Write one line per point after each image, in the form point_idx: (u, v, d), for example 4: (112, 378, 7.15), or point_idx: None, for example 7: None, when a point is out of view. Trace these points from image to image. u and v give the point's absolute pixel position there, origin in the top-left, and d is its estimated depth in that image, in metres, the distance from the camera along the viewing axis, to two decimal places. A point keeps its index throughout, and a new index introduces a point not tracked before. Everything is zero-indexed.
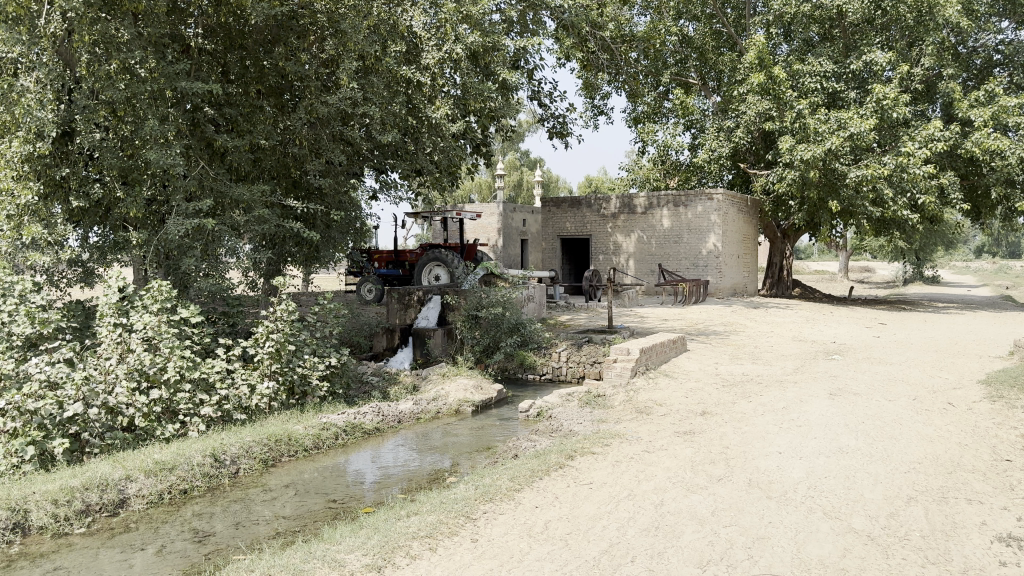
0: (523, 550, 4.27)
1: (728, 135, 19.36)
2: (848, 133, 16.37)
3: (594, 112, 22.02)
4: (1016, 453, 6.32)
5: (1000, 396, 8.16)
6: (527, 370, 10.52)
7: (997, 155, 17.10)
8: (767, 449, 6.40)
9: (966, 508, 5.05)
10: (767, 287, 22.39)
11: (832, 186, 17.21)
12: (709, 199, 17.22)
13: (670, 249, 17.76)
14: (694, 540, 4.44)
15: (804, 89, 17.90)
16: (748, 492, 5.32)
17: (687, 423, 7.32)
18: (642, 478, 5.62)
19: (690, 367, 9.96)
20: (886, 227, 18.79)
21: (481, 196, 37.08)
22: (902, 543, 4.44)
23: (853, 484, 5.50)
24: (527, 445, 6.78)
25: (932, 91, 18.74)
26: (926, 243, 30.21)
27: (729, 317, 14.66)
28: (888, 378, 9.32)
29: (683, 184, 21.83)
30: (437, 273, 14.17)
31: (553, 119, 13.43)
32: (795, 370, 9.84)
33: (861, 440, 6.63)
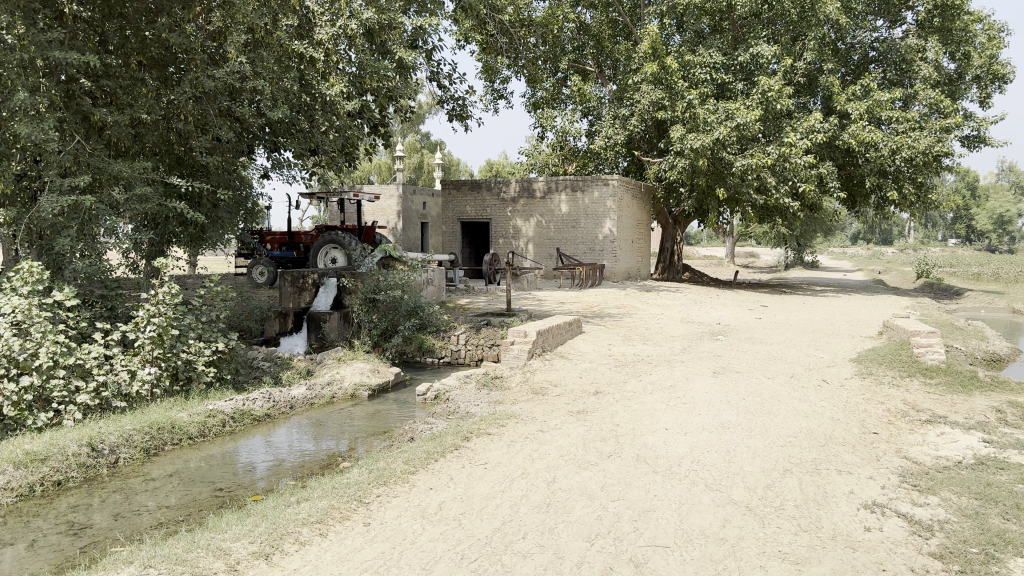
0: (415, 532, 4.27)
1: (624, 122, 19.71)
2: (735, 123, 16.99)
3: (494, 96, 22.01)
4: (881, 426, 6.78)
5: (869, 373, 8.73)
6: (425, 353, 10.48)
7: (870, 147, 18.16)
8: (654, 425, 6.62)
9: (836, 478, 5.38)
10: (660, 271, 22.98)
11: (719, 174, 17.85)
12: (605, 184, 17.60)
13: (568, 234, 18.02)
14: (583, 514, 4.55)
15: (695, 79, 18.48)
16: (636, 467, 5.49)
17: (580, 402, 7.49)
18: (536, 456, 5.71)
19: (585, 348, 10.15)
20: (769, 214, 19.64)
21: (379, 177, 36.57)
22: (776, 513, 4.68)
23: (734, 458, 5.76)
24: (424, 427, 6.77)
25: (813, 84, 19.66)
26: (806, 230, 31.78)
27: (623, 300, 15.04)
28: (768, 357, 9.81)
29: (581, 170, 22.13)
30: (333, 256, 13.80)
31: (452, 101, 13.37)
32: (683, 350, 10.20)
33: (742, 416, 6.95)
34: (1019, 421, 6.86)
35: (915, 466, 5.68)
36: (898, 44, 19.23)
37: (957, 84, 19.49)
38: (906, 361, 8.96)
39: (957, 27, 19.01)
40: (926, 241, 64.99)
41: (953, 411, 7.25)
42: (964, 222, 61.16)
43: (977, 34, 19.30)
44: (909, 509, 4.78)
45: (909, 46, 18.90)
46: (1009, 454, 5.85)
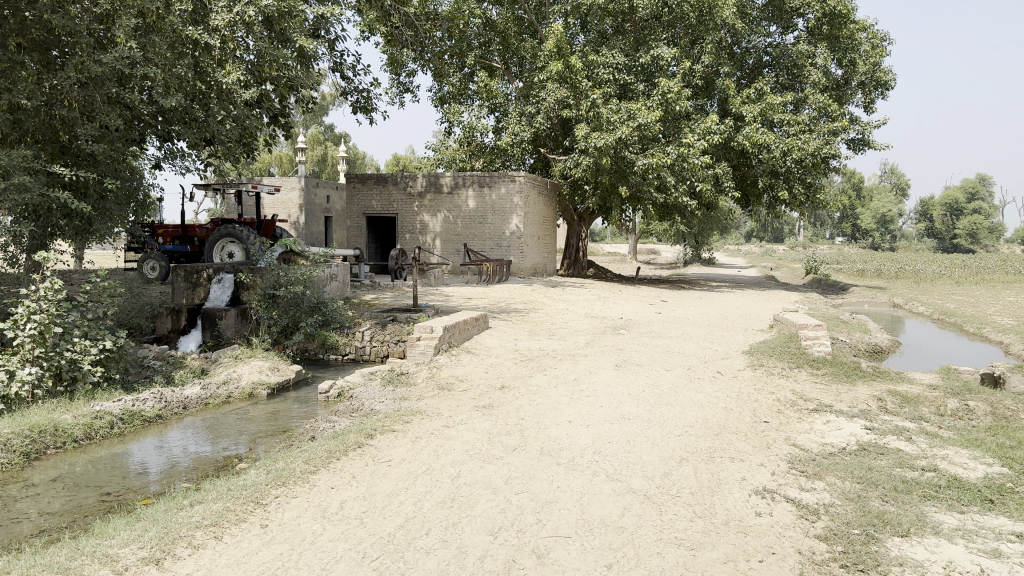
0: (316, 532, 4.20)
1: (530, 120, 19.80)
2: (636, 123, 17.36)
3: (400, 89, 21.78)
4: (772, 415, 7.09)
5: (761, 365, 9.12)
6: (328, 350, 10.29)
7: (763, 149, 18.93)
8: (558, 418, 6.72)
9: (729, 466, 5.59)
10: (565, 267, 23.23)
11: (622, 172, 18.24)
12: (512, 181, 17.74)
13: (475, 230, 18.05)
14: (487, 508, 4.58)
15: (598, 79, 18.80)
16: (539, 460, 5.55)
17: (486, 397, 7.51)
18: (441, 452, 5.70)
19: (491, 343, 10.17)
20: (669, 212, 20.19)
21: (280, 169, 35.67)
22: (673, 500, 4.84)
23: (633, 448, 5.90)
24: (325, 425, 6.65)
25: (710, 87, 20.30)
26: (704, 228, 32.83)
27: (529, 295, 15.17)
28: (667, 350, 10.10)
29: (487, 166, 22.14)
30: (231, 250, 13.35)
31: (356, 92, 13.16)
32: (586, 345, 10.37)
33: (642, 407, 7.14)
34: (897, 408, 7.30)
35: (803, 453, 5.97)
36: (789, 50, 20.06)
37: (843, 89, 20.59)
38: (795, 353, 9.39)
39: (844, 35, 20.03)
40: (815, 239, 68.26)
41: (838, 400, 7.65)
42: (850, 221, 64.56)
43: (862, 43, 20.36)
44: (796, 494, 5.01)
45: (800, 52, 19.75)
46: (887, 440, 6.22)
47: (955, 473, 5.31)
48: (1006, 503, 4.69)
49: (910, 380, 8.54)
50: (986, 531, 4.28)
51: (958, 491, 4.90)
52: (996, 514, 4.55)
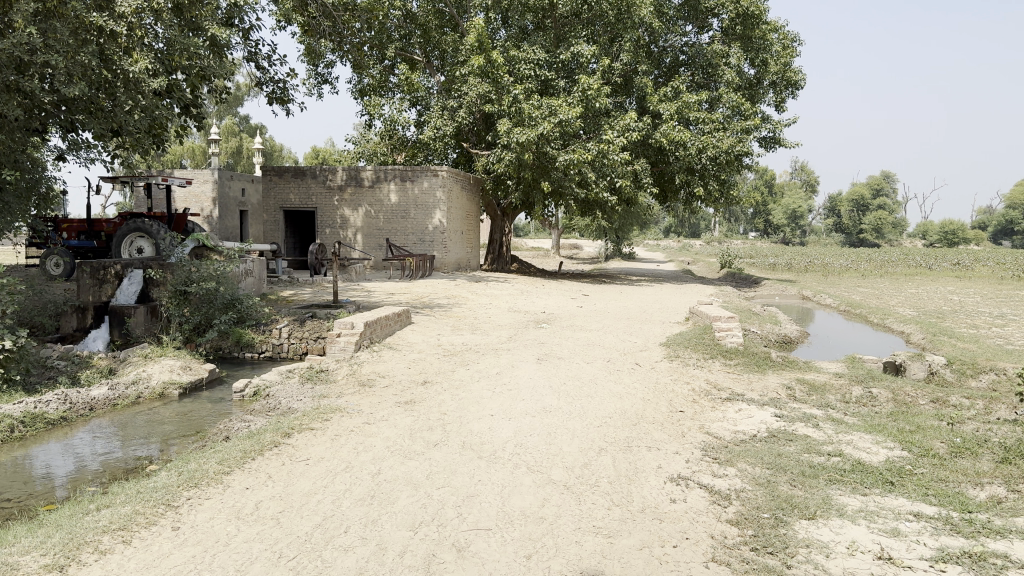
0: (230, 533, 4.11)
1: (452, 114, 19.71)
2: (557, 119, 17.50)
3: (318, 81, 21.39)
4: (687, 405, 7.30)
5: (677, 356, 9.36)
6: (244, 348, 10.05)
7: (680, 146, 19.40)
8: (480, 412, 6.75)
9: (646, 454, 5.74)
10: (489, 262, 23.21)
11: (543, 168, 18.37)
12: (434, 175, 17.67)
13: (397, 225, 17.90)
14: (407, 504, 4.57)
15: (520, 74, 18.81)
16: (461, 454, 5.57)
17: (408, 392, 7.48)
18: (360, 449, 5.65)
19: (414, 339, 10.11)
20: (590, 207, 20.46)
21: (193, 161, 34.56)
22: (592, 490, 4.93)
23: (554, 440, 5.99)
24: (240, 425, 6.50)
25: (629, 84, 20.60)
26: (624, 223, 33.37)
27: (452, 290, 15.15)
28: (588, 343, 10.26)
29: (409, 160, 21.94)
30: (140, 245, 12.86)
31: (272, 83, 12.87)
32: (508, 339, 10.42)
33: (562, 400, 7.24)
34: (805, 396, 7.61)
35: (717, 440, 6.17)
36: (704, 49, 20.56)
37: (756, 89, 21.27)
38: (710, 344, 9.68)
39: (756, 35, 20.67)
40: (730, 235, 70.28)
41: (750, 389, 7.93)
42: (762, 217, 66.63)
43: (773, 43, 21.04)
44: (709, 480, 5.18)
45: (715, 51, 20.28)
46: (796, 427, 6.48)
47: (859, 458, 5.58)
48: (905, 484, 4.97)
49: (817, 369, 8.92)
50: (886, 511, 4.52)
51: (861, 475, 5.15)
52: (895, 495, 4.81)
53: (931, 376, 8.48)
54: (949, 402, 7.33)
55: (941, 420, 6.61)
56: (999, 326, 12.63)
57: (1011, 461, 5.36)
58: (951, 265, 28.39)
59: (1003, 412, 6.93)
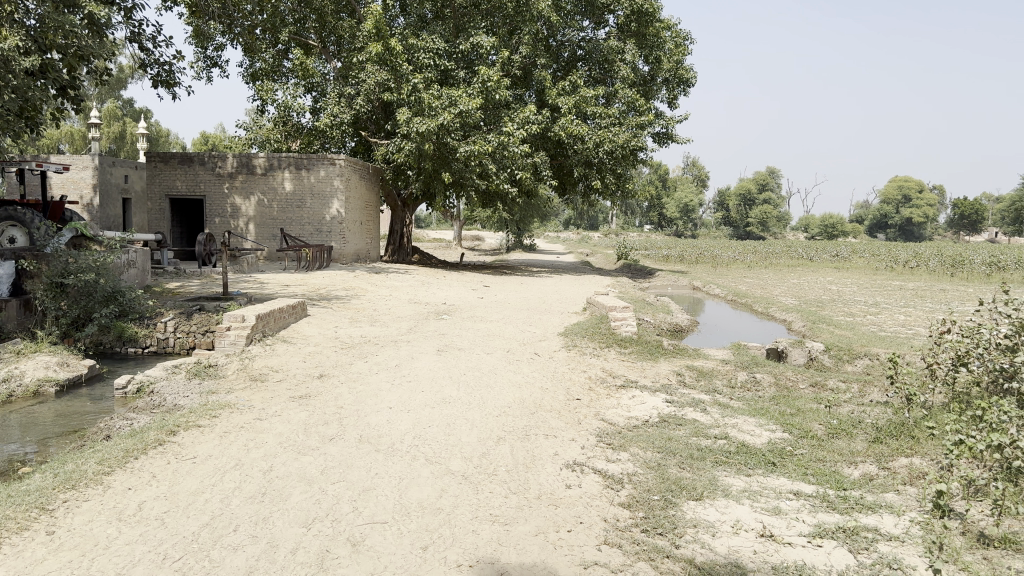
0: (110, 535, 3.93)
1: (349, 102, 19.29)
2: (457, 109, 17.44)
3: (207, 64, 20.53)
4: (584, 393, 7.45)
5: (575, 345, 9.52)
6: (126, 343, 9.59)
7: (578, 139, 19.68)
8: (378, 405, 6.67)
9: (544, 442, 5.82)
10: (389, 253, 22.83)
11: (444, 159, 18.25)
12: (331, 163, 17.28)
13: (293, 214, 17.44)
14: (301, 500, 4.47)
15: (418, 63, 18.55)
16: (357, 448, 5.50)
17: (302, 387, 7.32)
18: (252, 446, 5.49)
19: (309, 331, 9.89)
20: (491, 199, 20.47)
21: (72, 147, 32.63)
22: (490, 479, 4.97)
23: (452, 431, 5.99)
24: (122, 424, 6.20)
25: (528, 77, 20.63)
26: (524, 214, 33.60)
27: (349, 281, 14.89)
28: (487, 334, 10.29)
29: (304, 148, 21.35)
30: (11, 234, 12.03)
31: (157, 65, 12.29)
32: (408, 331, 10.35)
33: (461, 390, 7.26)
34: (694, 382, 7.92)
35: (611, 427, 6.33)
36: (601, 45, 20.88)
37: (649, 85, 21.85)
38: (606, 334, 9.90)
39: (650, 33, 21.19)
40: (627, 227, 71.85)
41: (643, 376, 8.18)
42: (657, 211, 68.38)
43: (667, 41, 21.62)
44: (604, 465, 5.31)
45: (611, 48, 20.64)
46: (685, 412, 6.73)
47: (744, 440, 5.84)
48: (786, 464, 5.23)
49: (706, 356, 9.26)
50: (768, 491, 4.75)
51: (745, 456, 5.40)
52: (777, 475, 5.06)
53: (811, 362, 8.95)
54: (827, 386, 7.77)
55: (820, 403, 6.99)
56: (873, 313, 13.46)
57: (882, 440, 5.72)
58: (830, 256, 30.01)
59: (875, 394, 7.39)
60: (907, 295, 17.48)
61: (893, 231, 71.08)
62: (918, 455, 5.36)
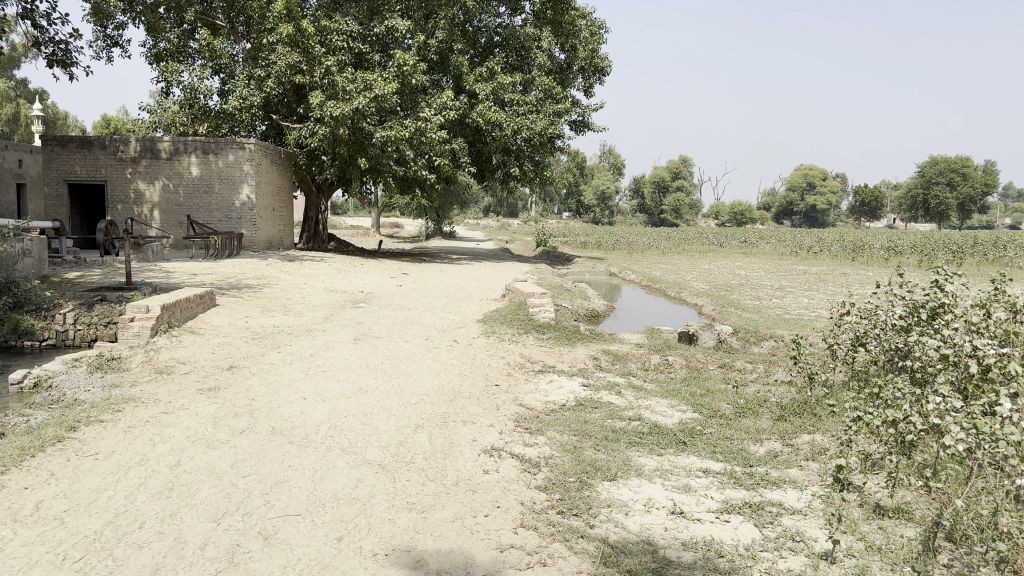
0: (5, 538, 3.74)
1: (259, 84, 18.72)
2: (373, 94, 17.20)
3: (107, 43, 19.60)
4: (502, 378, 7.49)
5: (493, 332, 9.55)
6: (22, 336, 9.10)
7: (496, 126, 19.69)
8: (291, 396, 6.55)
9: (462, 428, 5.83)
10: (304, 241, 22.28)
11: (360, 144, 17.91)
12: (240, 148, 16.76)
13: (200, 200, 16.87)
14: (211, 495, 4.36)
15: (331, 46, 18.17)
16: (270, 440, 5.39)
17: (212, 378, 7.12)
18: (158, 441, 5.31)
19: (218, 321, 9.60)
20: (409, 185, 20.27)
21: None
22: (407, 467, 4.95)
23: (369, 420, 5.93)
24: (17, 420, 5.90)
25: (445, 62, 20.43)
26: (443, 201, 33.40)
27: (262, 269, 14.51)
28: (404, 322, 10.22)
29: (212, 132, 20.60)
30: None
31: (52, 44, 11.68)
32: (323, 319, 10.18)
33: (378, 378, 7.20)
34: (610, 365, 8.08)
35: (528, 412, 6.39)
36: (517, 32, 20.88)
37: (566, 73, 22.03)
38: (524, 319, 9.98)
39: (565, 21, 21.36)
40: (546, 215, 72.33)
41: (560, 360, 8.29)
42: (574, 198, 69.04)
43: (582, 29, 21.85)
44: (521, 450, 5.36)
45: (527, 35, 20.68)
46: (601, 395, 6.85)
47: (656, 421, 5.99)
48: (696, 444, 5.38)
49: (621, 340, 9.45)
50: (679, 469, 4.89)
51: (657, 437, 5.53)
52: (687, 454, 5.21)
53: (720, 344, 9.26)
54: (735, 367, 8.04)
55: (728, 383, 7.23)
56: (778, 297, 13.99)
57: (786, 418, 5.97)
58: (739, 242, 31.00)
59: (780, 373, 7.70)
60: (810, 278, 18.23)
61: (799, 218, 73.85)
62: (819, 432, 5.62)
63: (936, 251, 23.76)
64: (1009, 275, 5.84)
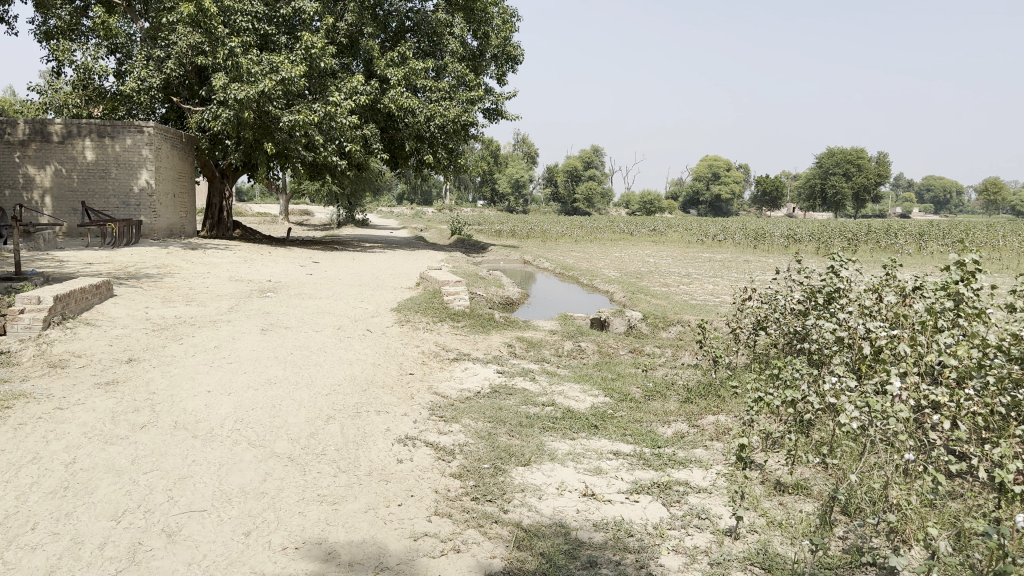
0: None
1: (159, 65, 17.91)
2: (279, 76, 16.74)
3: None
4: (417, 367, 7.45)
5: (407, 320, 9.48)
6: None
7: (409, 112, 19.48)
8: (196, 389, 6.34)
9: (375, 419, 5.78)
10: (207, 228, 21.54)
11: (266, 128, 17.36)
12: (139, 131, 16.01)
13: (96, 186, 16.10)
14: (109, 492, 4.18)
15: (235, 27, 17.55)
16: (173, 435, 5.20)
17: (110, 372, 6.82)
18: (51, 437, 5.06)
19: (117, 313, 9.19)
20: (319, 171, 19.85)
21: None
22: (318, 459, 4.87)
23: (278, 412, 5.80)
24: None
25: (355, 46, 20.01)
26: (354, 188, 32.79)
27: (163, 258, 13.96)
28: (315, 311, 10.03)
29: (108, 115, 19.64)
30: None
31: None
32: (229, 310, 9.89)
33: (287, 370, 7.05)
34: (524, 352, 8.15)
35: (443, 400, 6.38)
36: (429, 17, 20.65)
37: (479, 60, 22.03)
38: (438, 308, 9.95)
39: (478, 8, 21.30)
40: (460, 203, 72.02)
41: (474, 348, 8.30)
42: (488, 186, 69.04)
43: (495, 17, 21.85)
44: (435, 438, 5.34)
45: (439, 20, 20.48)
46: (515, 381, 6.92)
47: (568, 405, 6.09)
48: (607, 427, 5.50)
49: (534, 327, 9.54)
50: (590, 452, 4.98)
51: (570, 421, 5.62)
52: (599, 437, 5.31)
53: (630, 330, 9.46)
54: (645, 351, 8.24)
55: (638, 367, 7.40)
56: (685, 284, 14.40)
57: (692, 400, 6.16)
58: (648, 231, 31.72)
59: (687, 357, 7.94)
60: (715, 265, 18.84)
61: (705, 207, 75.88)
62: (724, 412, 5.82)
63: (832, 239, 24.89)
64: (900, 261, 6.04)
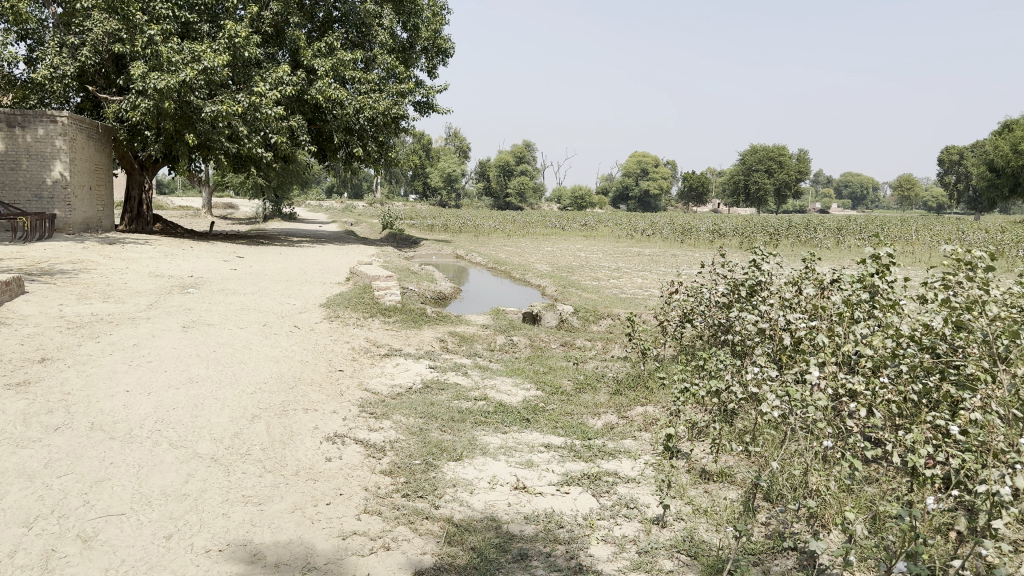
0: None
1: (73, 53, 17.15)
2: (201, 66, 16.26)
3: None
4: (346, 364, 7.35)
5: (337, 316, 9.34)
6: None
7: (337, 104, 19.17)
8: (113, 389, 6.11)
9: (302, 417, 5.68)
10: (126, 222, 20.80)
11: (187, 119, 16.83)
12: (52, 121, 15.32)
13: (5, 177, 15.40)
14: (19, 498, 3.99)
15: (155, 14, 16.93)
16: (88, 437, 5.01)
17: (20, 371, 6.51)
18: None
19: (28, 310, 8.78)
20: (244, 164, 19.37)
21: None
22: (242, 459, 4.76)
23: (201, 412, 5.65)
24: None
25: (280, 35, 19.50)
26: (282, 181, 32.13)
27: (78, 254, 13.41)
28: (241, 307, 9.80)
29: (17, 104, 18.73)
30: None
31: None
32: (149, 307, 9.57)
33: (211, 368, 6.86)
34: (456, 347, 8.14)
35: (373, 396, 6.31)
36: (358, 8, 20.35)
37: (408, 52, 21.89)
38: (369, 303, 9.84)
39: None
40: (391, 197, 71.34)
41: (406, 343, 8.24)
42: (420, 180, 68.56)
43: (425, 9, 21.73)
44: (365, 435, 5.28)
45: (367, 11, 20.19)
46: (448, 375, 6.91)
47: (500, 399, 6.10)
48: (538, 420, 5.54)
49: (466, 322, 9.52)
50: (522, 445, 5.01)
51: (501, 415, 5.64)
52: (531, 430, 5.34)
53: (562, 324, 9.54)
54: (575, 345, 8.32)
55: (568, 360, 7.47)
56: (615, 278, 14.60)
57: (621, 392, 6.25)
58: (579, 225, 32.04)
59: (616, 349, 8.05)
60: (644, 260, 19.16)
61: (634, 202, 77.00)
62: (651, 404, 5.93)
63: (756, 234, 25.63)
64: (818, 255, 6.21)
